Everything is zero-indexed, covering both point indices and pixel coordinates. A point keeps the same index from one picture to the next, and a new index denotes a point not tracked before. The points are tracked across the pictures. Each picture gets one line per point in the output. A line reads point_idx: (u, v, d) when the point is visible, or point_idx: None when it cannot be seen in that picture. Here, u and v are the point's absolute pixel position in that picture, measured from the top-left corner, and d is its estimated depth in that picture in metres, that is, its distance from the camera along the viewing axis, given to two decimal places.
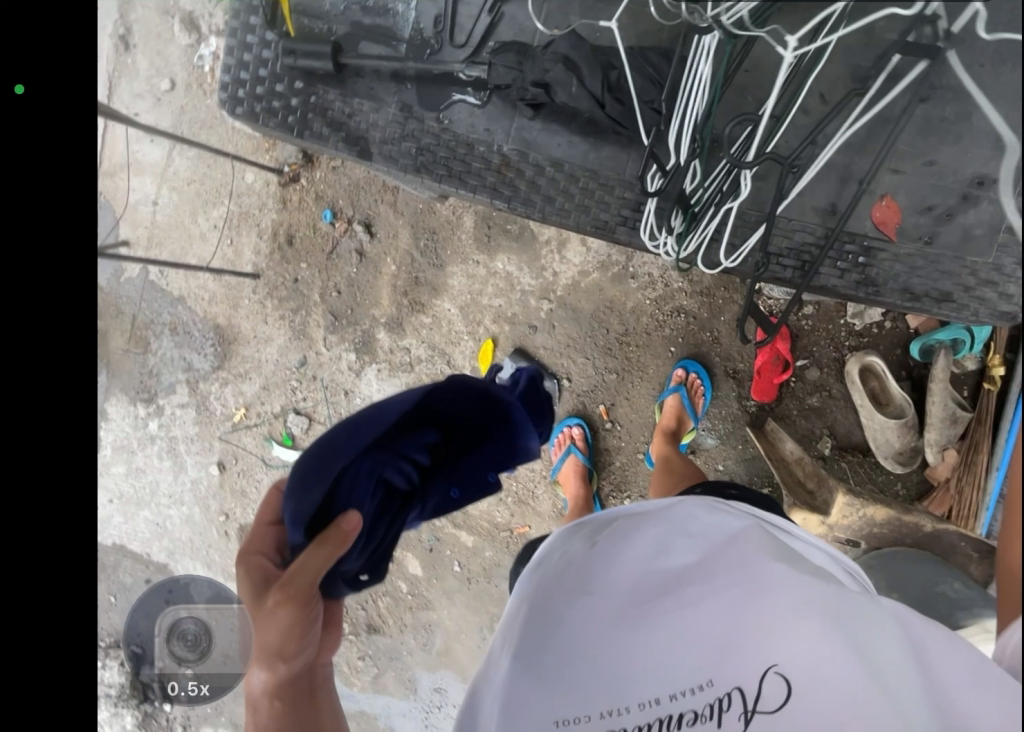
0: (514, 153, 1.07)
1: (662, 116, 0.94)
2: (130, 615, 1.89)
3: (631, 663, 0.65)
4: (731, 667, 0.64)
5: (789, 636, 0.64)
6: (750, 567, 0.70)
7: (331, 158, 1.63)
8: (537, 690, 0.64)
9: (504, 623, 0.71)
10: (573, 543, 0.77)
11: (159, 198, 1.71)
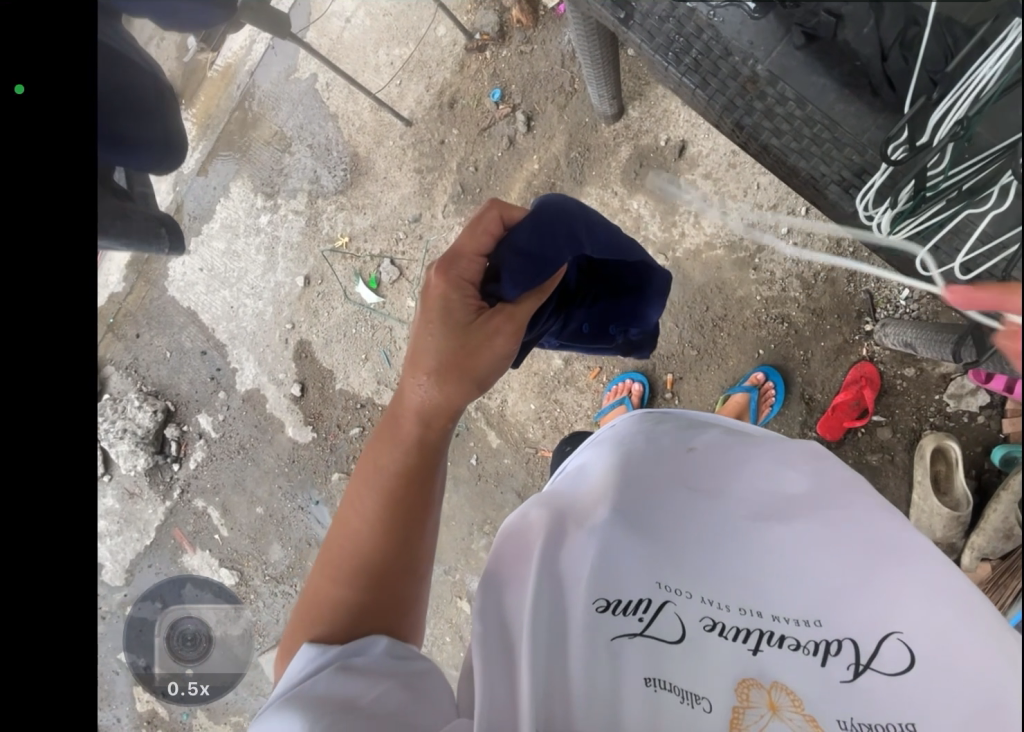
0: (767, 74, 0.73)
1: (960, 58, 0.61)
2: (176, 374, 2.02)
3: (733, 565, 0.64)
4: (846, 613, 0.60)
5: (912, 601, 0.58)
6: (870, 518, 0.67)
7: (523, 42, 1.62)
8: (633, 548, 0.65)
9: (600, 491, 0.74)
10: (674, 450, 0.80)
11: (353, 17, 1.76)
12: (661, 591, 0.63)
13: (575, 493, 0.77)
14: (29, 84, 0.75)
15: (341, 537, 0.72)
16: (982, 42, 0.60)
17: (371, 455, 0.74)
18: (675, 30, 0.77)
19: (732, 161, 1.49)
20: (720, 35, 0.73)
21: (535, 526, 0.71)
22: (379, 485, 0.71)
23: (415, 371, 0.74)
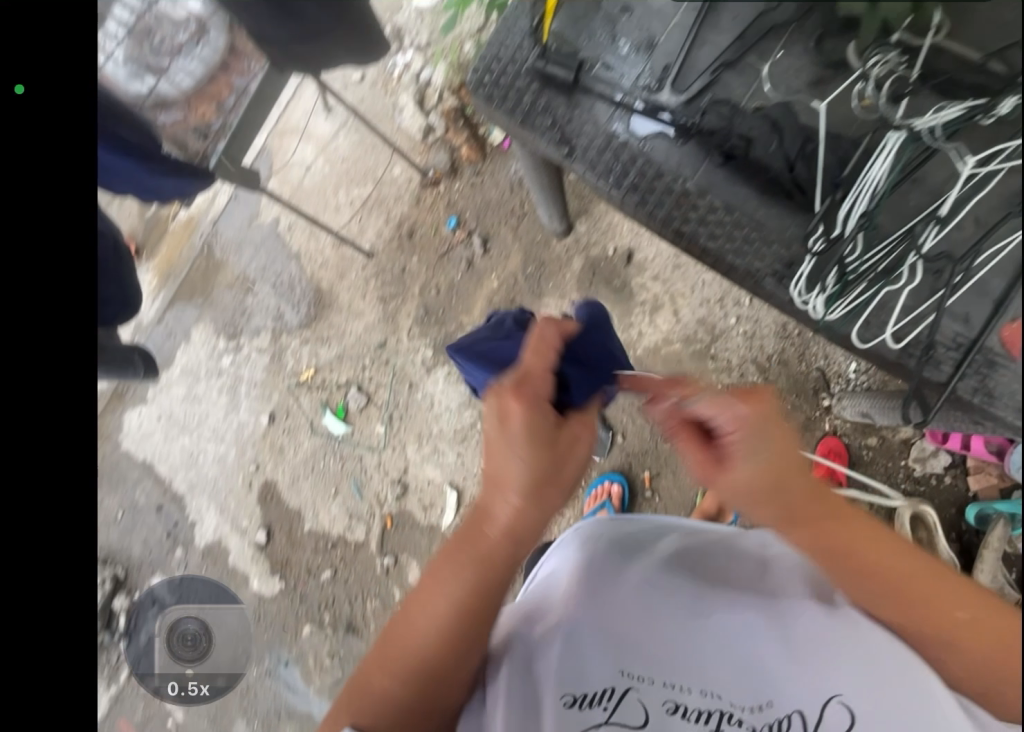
0: (695, 188, 0.84)
1: (848, 168, 0.77)
2: (127, 534, 1.88)
3: (690, 657, 0.72)
4: (784, 684, 0.68)
5: (842, 668, 0.68)
6: (797, 593, 0.76)
7: (473, 175, 1.78)
8: (603, 649, 0.71)
9: (564, 596, 0.78)
10: (623, 543, 0.85)
11: (313, 164, 1.89)
12: (624, 678, 0.70)
13: (543, 599, 0.80)
14: (30, 85, 0.63)
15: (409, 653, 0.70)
16: (866, 152, 0.77)
17: (439, 572, 0.73)
18: (612, 158, 0.87)
19: (678, 263, 1.64)
20: (651, 159, 0.85)
21: (513, 644, 0.76)
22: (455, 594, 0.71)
23: (503, 490, 0.75)
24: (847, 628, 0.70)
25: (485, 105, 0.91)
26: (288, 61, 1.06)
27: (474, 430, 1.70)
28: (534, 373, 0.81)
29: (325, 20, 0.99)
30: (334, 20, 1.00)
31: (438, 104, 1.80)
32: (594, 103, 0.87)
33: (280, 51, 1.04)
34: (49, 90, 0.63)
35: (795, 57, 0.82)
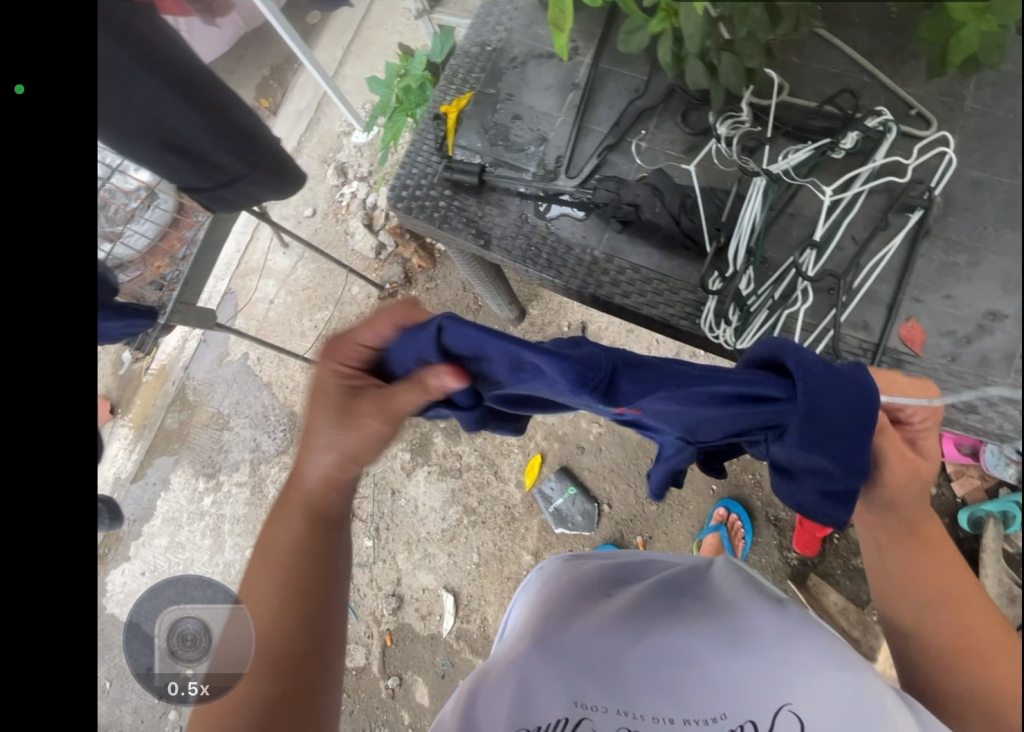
0: (603, 255, 0.93)
1: (724, 214, 0.86)
2: (115, 708, 1.75)
3: (635, 678, 0.63)
4: (737, 695, 0.59)
5: (795, 670, 0.60)
6: (749, 619, 0.70)
7: (427, 282, 1.89)
8: (548, 673, 0.63)
9: (523, 641, 0.71)
10: (591, 592, 0.81)
11: (276, 298, 2.00)
12: (578, 709, 0.59)
13: (500, 654, 0.73)
14: (30, 85, 0.60)
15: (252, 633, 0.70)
16: (738, 196, 0.86)
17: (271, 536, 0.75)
18: (526, 241, 0.95)
19: (629, 328, 1.72)
20: (560, 236, 0.95)
21: (459, 701, 0.66)
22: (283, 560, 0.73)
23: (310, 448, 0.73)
24: (796, 641, 0.65)
25: (406, 215, 1.01)
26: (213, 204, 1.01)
27: (461, 526, 1.68)
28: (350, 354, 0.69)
29: (238, 164, 0.94)
30: (244, 159, 0.94)
31: (385, 223, 1.96)
32: (502, 198, 0.98)
33: (204, 197, 0.99)
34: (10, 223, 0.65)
35: (666, 131, 0.95)
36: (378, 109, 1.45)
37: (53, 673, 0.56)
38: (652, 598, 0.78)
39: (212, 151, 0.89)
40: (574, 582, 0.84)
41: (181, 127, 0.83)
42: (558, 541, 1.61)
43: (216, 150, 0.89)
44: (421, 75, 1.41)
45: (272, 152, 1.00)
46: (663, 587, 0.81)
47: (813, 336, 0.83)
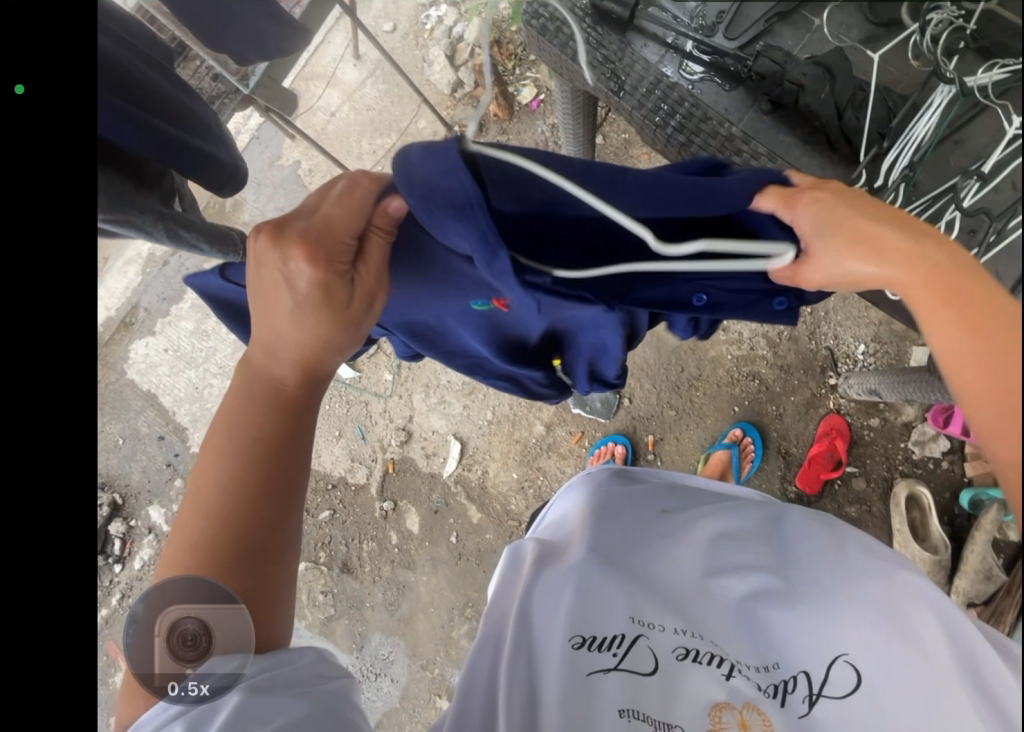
0: (740, 133, 0.85)
1: (887, 133, 0.79)
2: (128, 463, 1.89)
3: (692, 604, 0.68)
4: (789, 644, 0.64)
5: (856, 624, 0.64)
6: (818, 561, 0.72)
7: (500, 132, 1.71)
8: (608, 580, 0.68)
9: (584, 539, 0.75)
10: (645, 509, 0.83)
11: (338, 111, 1.85)
12: (636, 626, 0.65)
13: (559, 541, 0.80)
14: (30, 83, 0.53)
15: (188, 514, 0.65)
16: (914, 106, 0.78)
17: (223, 428, 0.65)
18: (660, 98, 0.87)
19: None
20: (700, 102, 0.87)
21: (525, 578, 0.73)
22: (239, 451, 0.65)
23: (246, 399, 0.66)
24: (861, 593, 0.67)
25: (536, 38, 0.91)
26: None
27: (482, 383, 1.71)
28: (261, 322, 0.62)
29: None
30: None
31: (468, 61, 1.75)
32: (645, 44, 0.88)
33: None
34: (53, 92, 0.53)
35: (847, 12, 0.84)
36: None
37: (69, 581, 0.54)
38: (702, 526, 0.78)
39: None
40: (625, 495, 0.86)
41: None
42: (572, 420, 1.65)
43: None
44: None
45: None
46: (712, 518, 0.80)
47: None
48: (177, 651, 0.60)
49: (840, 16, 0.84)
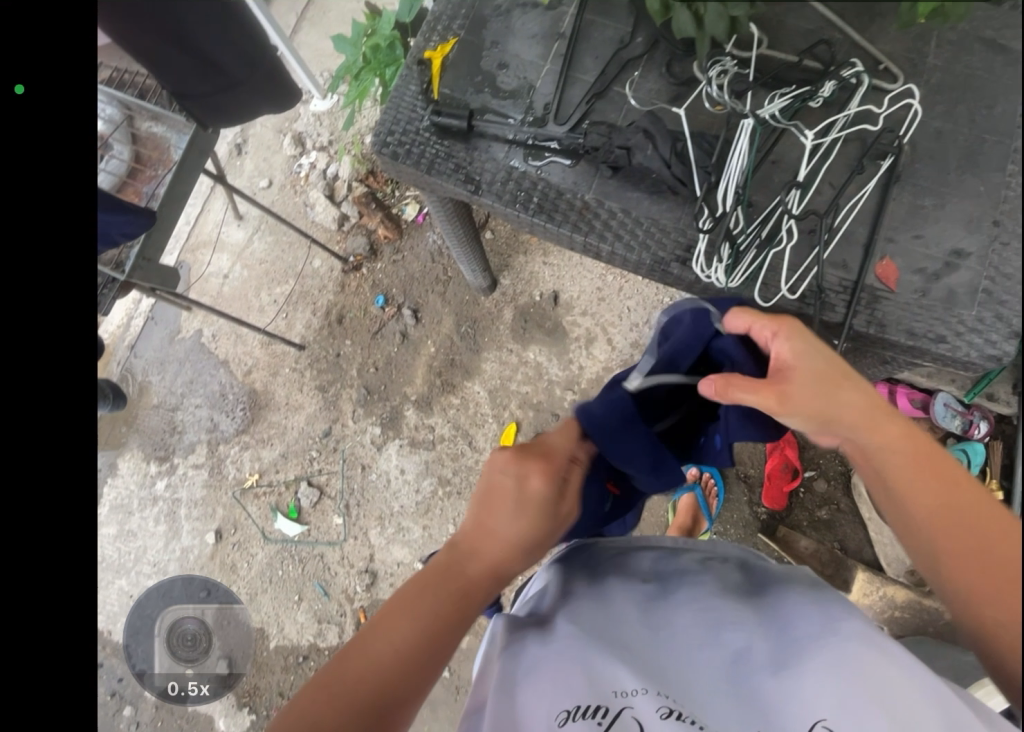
0: (593, 200, 0.94)
1: (711, 162, 0.88)
2: None
3: (671, 669, 0.63)
4: (777, 706, 0.57)
5: (845, 682, 0.55)
6: (818, 616, 0.66)
7: (393, 253, 1.79)
8: (582, 648, 0.64)
9: (575, 606, 0.73)
10: (640, 572, 0.81)
11: (230, 273, 1.89)
12: (618, 697, 0.59)
13: (546, 604, 0.77)
14: (29, 84, 0.71)
15: (360, 669, 0.61)
16: (727, 141, 0.89)
17: (413, 584, 0.67)
18: (516, 187, 0.95)
19: (602, 295, 1.66)
20: (550, 183, 0.95)
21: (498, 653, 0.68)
22: (425, 621, 0.64)
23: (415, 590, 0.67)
24: (852, 646, 0.60)
25: (392, 162, 0.98)
26: (202, 110, 1.00)
27: (435, 499, 1.65)
28: (499, 511, 0.70)
29: (239, 67, 0.96)
30: (243, 64, 0.96)
31: (348, 195, 1.86)
32: (490, 145, 0.96)
33: (196, 104, 0.99)
34: (49, 97, 0.71)
35: (652, 81, 0.97)
36: (343, 69, 1.36)
37: (53, 656, 0.58)
38: (696, 586, 0.75)
39: (213, 48, 0.90)
40: (613, 566, 0.83)
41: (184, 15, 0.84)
42: None
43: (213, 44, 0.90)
44: (391, 34, 1.32)
45: (266, 65, 1.01)
46: (707, 579, 0.77)
47: (800, 263, 0.88)
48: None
49: (648, 83, 0.97)
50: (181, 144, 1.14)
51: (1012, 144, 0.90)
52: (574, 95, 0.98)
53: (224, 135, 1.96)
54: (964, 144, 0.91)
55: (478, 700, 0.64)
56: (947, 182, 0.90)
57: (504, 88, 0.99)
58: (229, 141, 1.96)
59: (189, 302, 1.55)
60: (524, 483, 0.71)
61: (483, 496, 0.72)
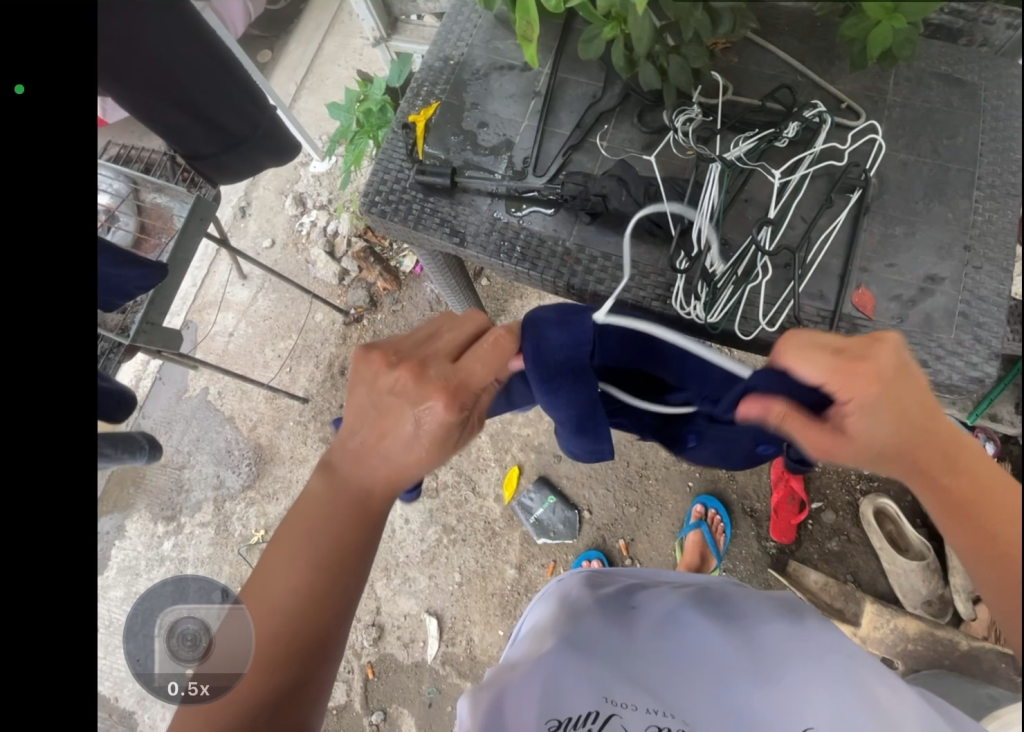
0: (574, 246, 0.98)
1: (684, 204, 0.92)
2: None
3: (663, 685, 0.65)
4: (766, 720, 0.60)
5: (826, 695, 0.61)
6: (794, 637, 0.71)
7: (393, 304, 1.84)
8: (576, 664, 0.66)
9: (561, 629, 0.75)
10: (619, 601, 0.84)
11: (236, 330, 1.94)
12: (607, 704, 0.61)
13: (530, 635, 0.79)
14: (30, 84, 0.55)
15: (261, 601, 0.62)
16: (698, 183, 0.93)
17: (318, 526, 0.64)
18: (499, 237, 0.99)
19: None
20: (532, 231, 0.99)
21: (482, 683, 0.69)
22: (316, 549, 0.63)
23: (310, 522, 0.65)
24: (832, 666, 0.64)
25: (381, 220, 1.03)
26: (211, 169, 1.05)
27: (440, 547, 1.63)
28: (395, 427, 0.65)
29: (242, 127, 1.02)
30: (242, 122, 1.01)
31: (348, 250, 1.92)
32: (474, 198, 1.01)
33: (205, 164, 1.05)
34: (53, 92, 0.55)
35: (625, 130, 1.02)
36: (338, 134, 1.42)
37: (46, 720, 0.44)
38: (676, 610, 0.78)
39: (219, 112, 0.96)
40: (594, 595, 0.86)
41: (188, 83, 0.89)
42: (541, 552, 1.59)
43: (215, 107, 0.96)
44: (381, 99, 1.39)
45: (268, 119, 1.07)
46: (686, 602, 0.80)
47: (776, 296, 0.91)
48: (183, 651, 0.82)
49: (620, 132, 1.02)
50: (184, 212, 1.19)
51: (976, 171, 0.93)
52: (551, 148, 1.03)
53: (229, 199, 2.05)
54: (930, 174, 0.94)
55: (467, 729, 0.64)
56: (916, 212, 0.93)
57: (484, 145, 1.04)
58: (234, 205, 2.04)
59: (195, 361, 1.59)
60: (424, 407, 0.65)
61: (384, 410, 0.67)
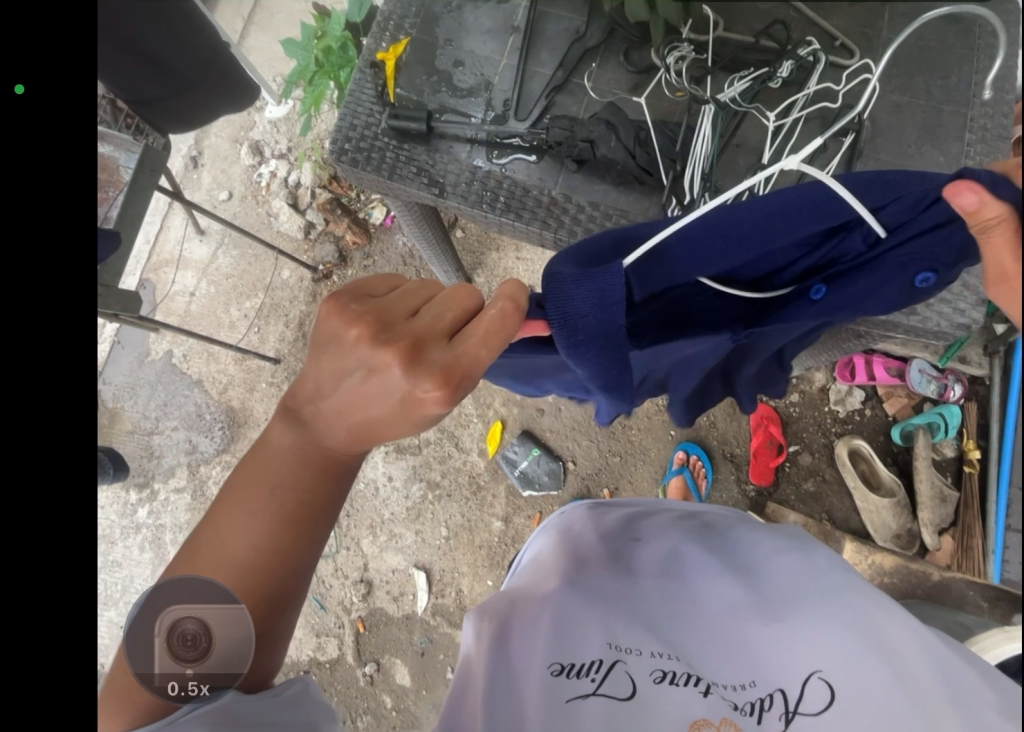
0: (561, 196, 0.93)
1: (675, 151, 0.89)
2: None
3: (673, 627, 0.67)
4: (770, 660, 0.62)
5: (831, 636, 0.62)
6: (805, 577, 0.72)
7: (364, 259, 1.77)
8: (582, 605, 0.67)
9: (569, 565, 0.76)
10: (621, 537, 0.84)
11: (197, 290, 1.83)
12: (612, 651, 0.63)
13: (535, 568, 0.80)
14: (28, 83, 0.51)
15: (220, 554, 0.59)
16: (689, 128, 0.91)
17: (264, 452, 0.62)
18: (481, 187, 0.93)
19: None
20: (516, 180, 0.93)
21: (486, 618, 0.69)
22: (287, 490, 0.60)
23: (271, 467, 0.61)
24: (843, 604, 0.66)
25: (352, 170, 0.95)
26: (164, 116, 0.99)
27: (426, 504, 1.63)
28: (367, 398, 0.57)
29: (190, 68, 0.95)
30: (194, 65, 0.94)
31: (312, 201, 1.82)
32: (452, 145, 0.94)
33: (154, 109, 0.98)
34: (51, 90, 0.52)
35: (610, 70, 0.95)
36: (296, 73, 1.31)
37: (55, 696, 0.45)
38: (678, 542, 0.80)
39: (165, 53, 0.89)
40: (596, 528, 0.87)
41: (131, 24, 0.82)
42: (527, 504, 1.60)
43: (165, 51, 0.89)
44: (342, 34, 1.27)
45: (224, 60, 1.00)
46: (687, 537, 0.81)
47: None
48: (179, 653, 0.57)
49: (606, 69, 0.95)
50: (131, 164, 1.09)
51: (970, 112, 0.91)
52: (534, 88, 0.96)
53: (178, 147, 1.89)
54: (924, 116, 0.92)
55: (466, 675, 0.66)
56: (908, 156, 0.90)
57: (461, 86, 0.96)
58: (183, 153, 1.89)
59: (157, 325, 1.50)
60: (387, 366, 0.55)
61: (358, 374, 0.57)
